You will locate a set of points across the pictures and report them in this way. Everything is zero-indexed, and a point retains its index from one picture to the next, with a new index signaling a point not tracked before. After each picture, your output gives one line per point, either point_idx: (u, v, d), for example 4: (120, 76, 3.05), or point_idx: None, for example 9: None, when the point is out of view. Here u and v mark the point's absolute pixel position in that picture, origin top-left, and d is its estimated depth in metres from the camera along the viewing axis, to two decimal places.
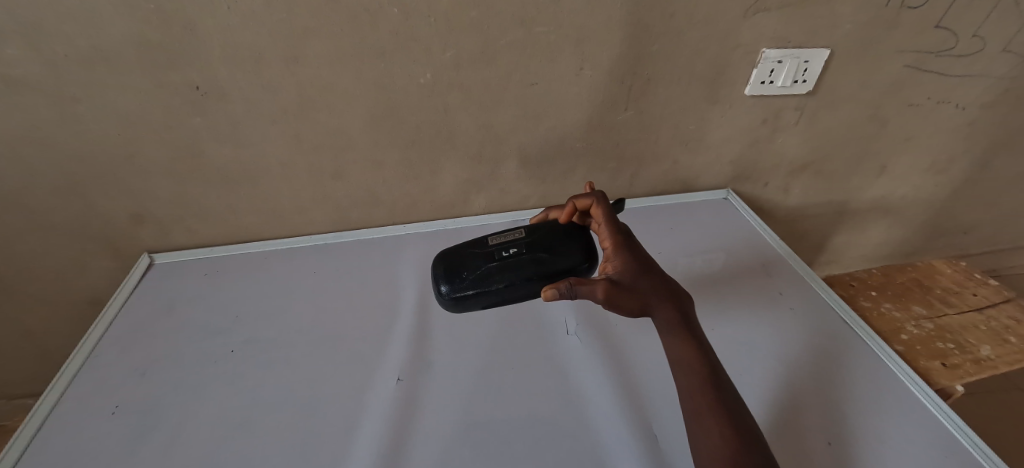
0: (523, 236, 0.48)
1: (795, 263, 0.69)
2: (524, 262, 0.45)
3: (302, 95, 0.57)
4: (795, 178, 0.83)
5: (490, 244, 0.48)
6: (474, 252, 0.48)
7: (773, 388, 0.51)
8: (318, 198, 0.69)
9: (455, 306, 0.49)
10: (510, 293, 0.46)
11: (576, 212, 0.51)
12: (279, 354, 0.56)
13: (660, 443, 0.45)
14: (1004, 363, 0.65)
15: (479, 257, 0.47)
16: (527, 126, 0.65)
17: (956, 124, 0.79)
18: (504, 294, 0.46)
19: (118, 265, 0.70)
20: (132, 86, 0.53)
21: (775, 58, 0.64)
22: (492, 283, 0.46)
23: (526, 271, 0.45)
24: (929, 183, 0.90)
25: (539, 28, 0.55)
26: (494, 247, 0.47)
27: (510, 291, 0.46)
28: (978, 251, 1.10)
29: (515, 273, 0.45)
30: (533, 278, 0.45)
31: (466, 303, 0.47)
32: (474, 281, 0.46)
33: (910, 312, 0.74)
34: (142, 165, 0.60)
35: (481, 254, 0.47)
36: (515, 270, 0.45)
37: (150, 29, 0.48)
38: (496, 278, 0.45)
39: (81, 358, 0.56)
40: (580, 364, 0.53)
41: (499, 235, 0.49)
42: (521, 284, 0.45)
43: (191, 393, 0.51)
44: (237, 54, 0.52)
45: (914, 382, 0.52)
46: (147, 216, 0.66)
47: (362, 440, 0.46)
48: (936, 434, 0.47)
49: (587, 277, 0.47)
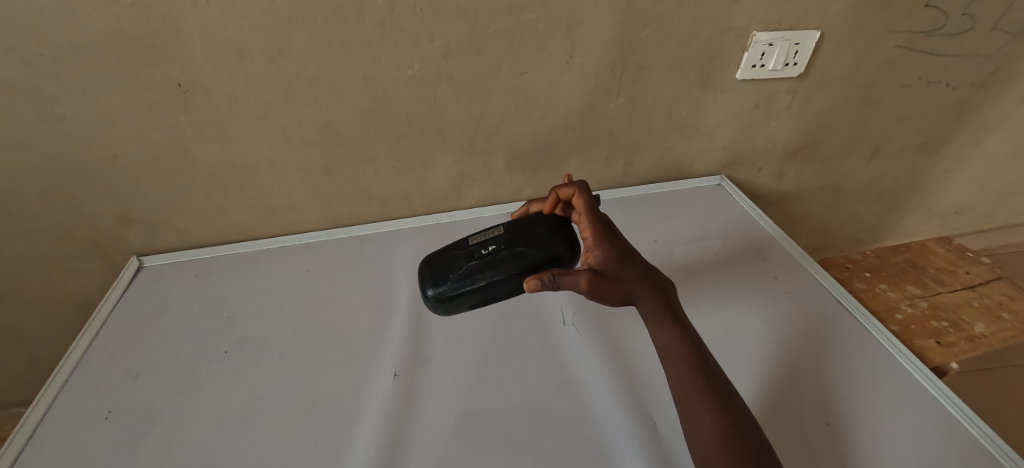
0: (504, 232, 0.47)
1: (789, 247, 0.69)
2: (504, 258, 0.44)
3: (289, 89, 0.56)
4: (789, 162, 0.83)
5: (472, 243, 0.47)
6: (457, 254, 0.47)
7: (772, 370, 0.51)
8: (309, 195, 0.68)
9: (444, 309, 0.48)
10: (494, 290, 0.45)
11: (559, 203, 0.50)
12: (275, 353, 0.55)
13: (659, 430, 0.44)
14: (998, 340, 0.65)
15: (461, 257, 0.46)
16: (519, 115, 0.65)
17: (946, 104, 0.80)
18: (488, 292, 0.45)
19: (106, 268, 0.69)
20: (113, 83, 0.51)
21: (767, 41, 0.64)
22: (475, 282, 0.44)
23: (507, 266, 0.44)
24: (922, 163, 0.90)
25: (528, 15, 0.54)
26: (475, 246, 0.46)
27: (494, 289, 0.45)
28: (969, 231, 1.11)
29: (498, 269, 0.44)
30: (515, 273, 0.44)
31: (454, 305, 0.47)
32: (459, 282, 0.45)
33: (905, 292, 0.74)
34: (126, 166, 0.59)
35: (463, 254, 0.46)
36: (496, 267, 0.44)
37: (128, 25, 0.47)
38: (479, 276, 0.44)
39: (73, 362, 0.55)
40: (576, 353, 0.53)
41: (481, 234, 0.48)
42: (503, 280, 0.44)
43: (186, 395, 0.51)
44: (220, 48, 0.51)
45: (909, 360, 0.52)
46: (135, 218, 0.65)
47: (360, 436, 0.45)
48: (933, 411, 0.47)
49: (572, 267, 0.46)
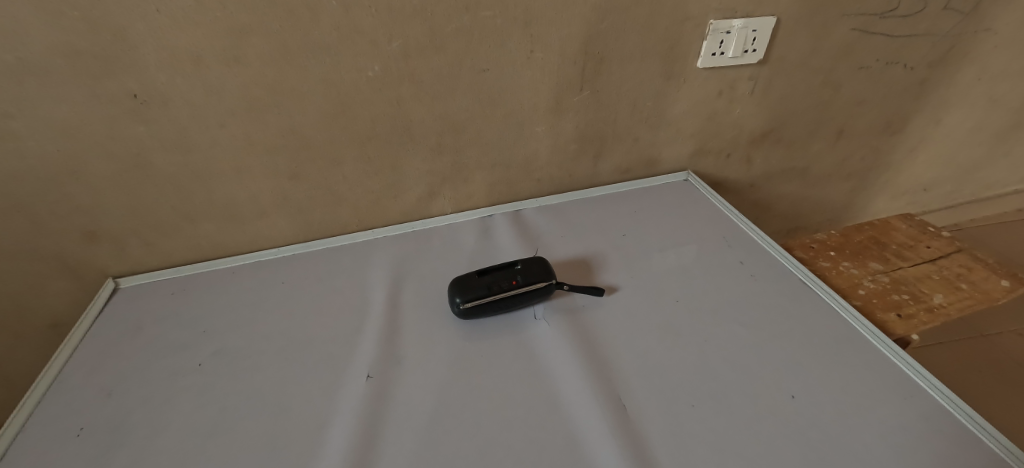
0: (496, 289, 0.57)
1: (754, 232, 0.71)
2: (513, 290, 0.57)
3: (249, 96, 0.55)
4: (757, 147, 0.84)
5: (488, 303, 0.56)
6: (491, 310, 0.57)
7: (738, 349, 0.52)
8: (278, 201, 0.67)
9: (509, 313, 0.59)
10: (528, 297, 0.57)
11: None
12: (249, 362, 0.55)
13: (628, 413, 0.45)
14: (955, 309, 0.67)
15: (498, 308, 0.57)
16: (485, 112, 0.65)
17: (903, 84, 0.83)
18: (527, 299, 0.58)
19: (74, 286, 0.68)
20: (67, 97, 0.50)
21: (725, 28, 0.65)
22: (517, 302, 0.57)
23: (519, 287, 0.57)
24: (885, 142, 0.93)
25: (485, 12, 0.55)
26: (492, 301, 0.56)
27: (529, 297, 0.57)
28: (938, 207, 1.15)
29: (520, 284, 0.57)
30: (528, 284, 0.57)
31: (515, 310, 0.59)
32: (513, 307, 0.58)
33: (868, 268, 0.75)
34: (88, 180, 0.58)
35: (495, 307, 0.56)
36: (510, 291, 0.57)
37: (78, 38, 0.46)
38: (515, 300, 0.57)
39: (46, 383, 0.54)
40: (547, 346, 0.54)
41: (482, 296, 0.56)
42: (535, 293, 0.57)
43: (160, 408, 0.50)
44: (174, 57, 0.50)
45: (871, 332, 0.54)
46: (101, 233, 0.64)
47: (335, 434, 0.45)
48: (894, 377, 0.49)
49: (531, 260, 0.59)
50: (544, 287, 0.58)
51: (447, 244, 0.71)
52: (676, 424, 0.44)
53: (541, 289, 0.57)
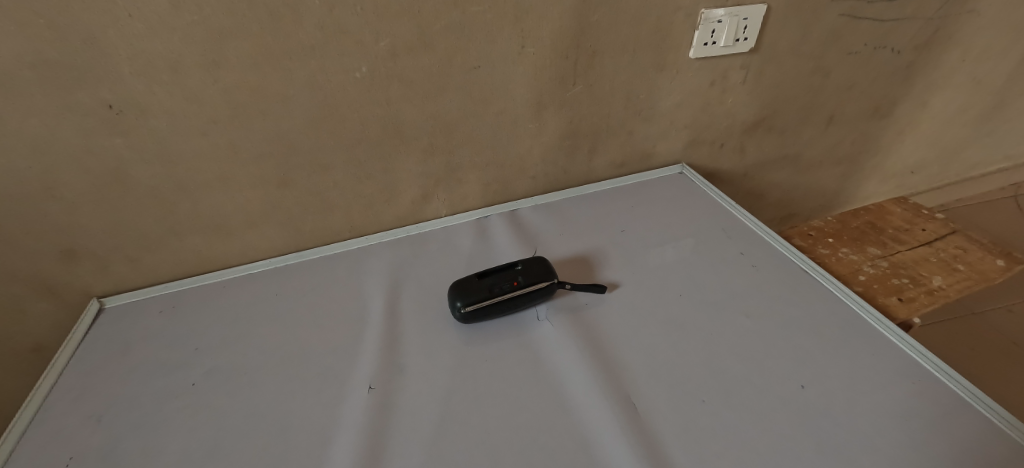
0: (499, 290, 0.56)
1: (753, 223, 0.70)
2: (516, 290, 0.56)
3: (231, 101, 0.53)
4: (750, 136, 0.84)
5: (492, 304, 0.55)
6: (495, 311, 0.55)
7: (746, 342, 0.52)
8: (267, 210, 0.65)
9: (514, 314, 0.58)
10: (533, 296, 0.56)
11: None
12: (245, 379, 0.53)
13: (640, 412, 0.44)
14: (954, 290, 0.68)
15: (502, 309, 0.55)
16: (477, 111, 0.63)
17: (890, 68, 0.83)
18: (531, 298, 0.56)
19: (56, 308, 0.65)
20: (38, 111, 0.48)
21: (716, 17, 0.65)
22: (522, 302, 0.56)
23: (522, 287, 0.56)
24: (875, 126, 0.93)
25: (474, 8, 0.54)
26: (496, 303, 0.55)
27: (533, 297, 0.56)
28: (925, 189, 1.16)
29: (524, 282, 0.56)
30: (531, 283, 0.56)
31: (520, 311, 0.58)
32: (518, 307, 0.56)
33: (867, 253, 0.75)
34: (65, 197, 0.55)
35: (499, 309, 0.55)
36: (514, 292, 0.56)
37: (46, 47, 0.44)
38: (519, 300, 0.56)
39: (30, 411, 0.51)
40: (554, 348, 0.53)
41: (485, 298, 0.55)
42: (539, 292, 0.56)
43: (153, 432, 0.48)
44: (151, 64, 0.48)
45: (875, 318, 0.54)
46: (81, 252, 0.61)
47: (340, 450, 0.44)
48: (902, 362, 0.49)
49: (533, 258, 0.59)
50: (546, 287, 0.57)
51: (444, 248, 0.70)
52: (689, 421, 0.44)
53: (542, 290, 0.56)
